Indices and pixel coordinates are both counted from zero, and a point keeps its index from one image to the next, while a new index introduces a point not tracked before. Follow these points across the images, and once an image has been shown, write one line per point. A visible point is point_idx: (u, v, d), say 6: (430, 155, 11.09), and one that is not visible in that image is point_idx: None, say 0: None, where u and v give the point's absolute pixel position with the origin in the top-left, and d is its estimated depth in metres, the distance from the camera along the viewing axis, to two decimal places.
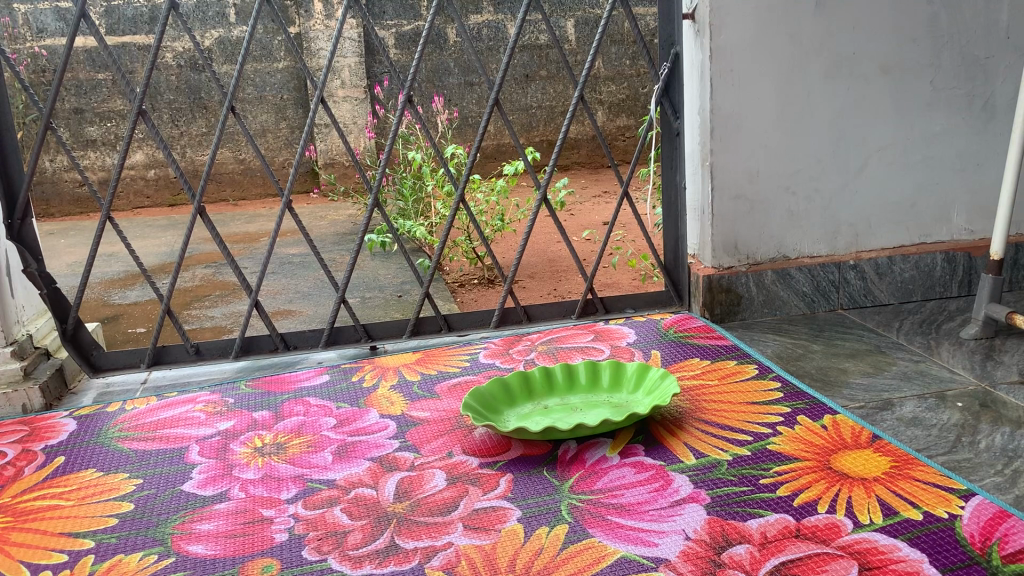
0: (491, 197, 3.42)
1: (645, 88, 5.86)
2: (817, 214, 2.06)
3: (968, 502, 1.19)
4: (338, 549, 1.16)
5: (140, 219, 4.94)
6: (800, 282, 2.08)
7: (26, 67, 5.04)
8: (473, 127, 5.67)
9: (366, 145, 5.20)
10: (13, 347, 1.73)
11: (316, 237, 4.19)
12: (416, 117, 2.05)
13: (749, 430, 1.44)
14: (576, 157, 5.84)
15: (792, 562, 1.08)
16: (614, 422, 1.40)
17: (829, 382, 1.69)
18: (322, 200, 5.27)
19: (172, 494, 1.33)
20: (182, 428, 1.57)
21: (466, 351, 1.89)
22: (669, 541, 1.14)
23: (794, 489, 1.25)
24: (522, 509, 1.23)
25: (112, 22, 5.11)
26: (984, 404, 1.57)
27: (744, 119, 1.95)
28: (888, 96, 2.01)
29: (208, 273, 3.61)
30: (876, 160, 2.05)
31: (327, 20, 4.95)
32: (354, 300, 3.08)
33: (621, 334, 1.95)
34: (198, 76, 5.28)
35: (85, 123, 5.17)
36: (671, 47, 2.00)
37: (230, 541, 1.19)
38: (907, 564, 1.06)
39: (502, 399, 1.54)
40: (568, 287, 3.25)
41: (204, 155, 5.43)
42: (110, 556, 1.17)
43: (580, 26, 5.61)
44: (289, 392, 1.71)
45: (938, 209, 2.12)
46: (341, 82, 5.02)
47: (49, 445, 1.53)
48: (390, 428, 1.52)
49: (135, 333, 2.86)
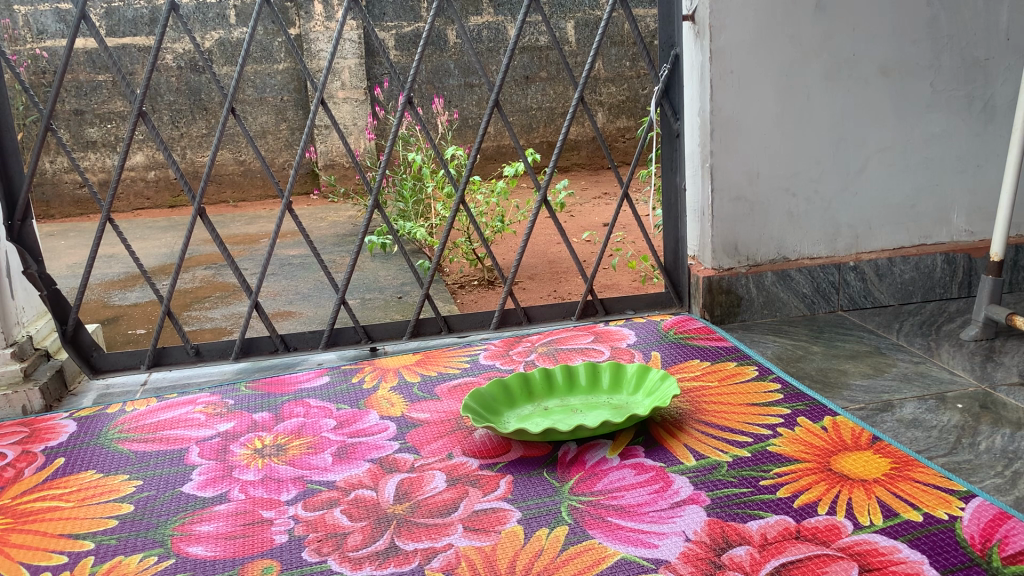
0: (491, 199, 3.41)
1: (645, 90, 5.87)
2: (817, 216, 2.06)
3: (968, 503, 1.19)
4: (338, 550, 1.16)
5: (141, 220, 4.96)
6: (800, 283, 2.08)
7: (27, 69, 5.06)
8: (473, 129, 5.68)
9: (366, 147, 5.21)
10: (13, 348, 1.73)
11: (316, 238, 4.20)
12: (416, 118, 2.04)
13: (749, 431, 1.44)
14: (576, 158, 5.85)
15: (792, 564, 1.08)
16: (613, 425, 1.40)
17: (829, 383, 1.69)
18: (322, 201, 5.27)
19: (172, 495, 1.33)
20: (183, 429, 1.57)
21: (466, 352, 1.89)
22: (669, 542, 1.14)
23: (794, 490, 1.25)
24: (522, 510, 1.24)
25: (112, 23, 5.12)
26: (984, 406, 1.56)
27: (744, 121, 1.96)
28: (888, 99, 2.01)
29: (208, 274, 3.61)
30: (876, 162, 2.05)
31: (327, 21, 4.95)
32: (354, 302, 3.08)
33: (621, 335, 1.95)
34: (198, 78, 5.28)
35: (85, 125, 5.17)
36: (671, 49, 2.01)
37: (230, 542, 1.19)
38: (907, 565, 1.06)
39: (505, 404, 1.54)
40: (568, 288, 3.25)
41: (204, 157, 5.43)
42: (110, 557, 1.17)
43: (580, 28, 5.62)
44: (289, 394, 1.71)
45: (938, 210, 2.12)
46: (341, 84, 5.02)
47: (49, 446, 1.54)
48: (390, 430, 1.52)
49: (136, 335, 2.86)
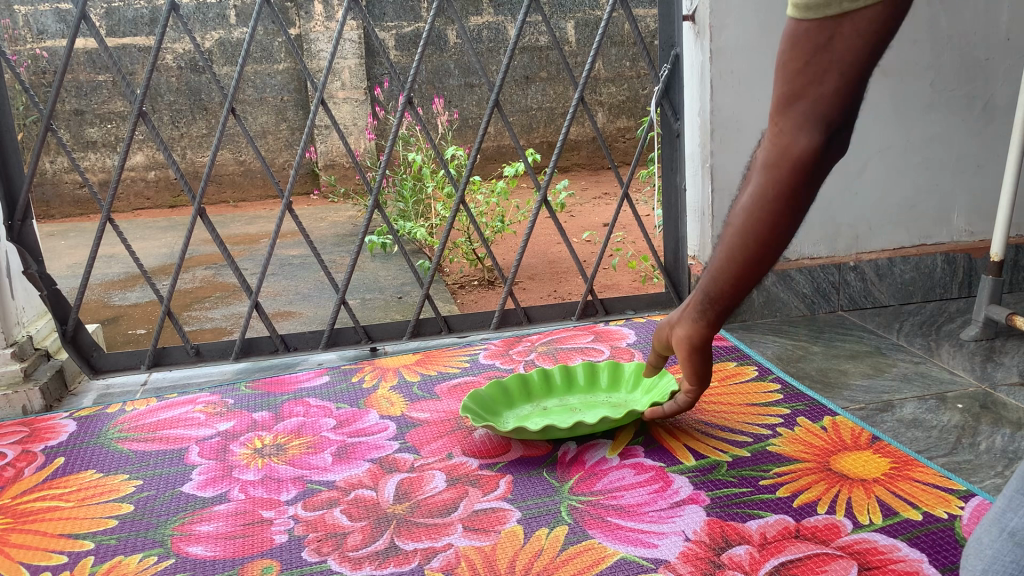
0: (492, 199, 3.40)
1: (645, 90, 5.88)
2: (818, 216, 2.06)
3: (968, 503, 1.19)
4: (338, 550, 1.16)
5: (142, 220, 4.97)
6: (800, 282, 2.08)
7: (26, 69, 5.05)
8: (473, 129, 5.68)
9: (366, 147, 5.21)
10: (13, 348, 1.73)
11: (316, 238, 4.20)
12: (416, 118, 2.04)
13: (749, 431, 1.44)
14: (576, 158, 5.85)
15: (792, 563, 1.08)
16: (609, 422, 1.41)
17: (830, 384, 1.69)
18: (322, 202, 5.27)
19: (172, 495, 1.33)
20: (183, 428, 1.57)
21: (466, 352, 1.89)
22: (669, 542, 1.14)
23: (794, 490, 1.25)
24: (522, 510, 1.24)
25: (112, 23, 5.12)
26: (985, 406, 1.56)
27: (744, 121, 1.95)
28: (887, 101, 2.01)
29: (209, 274, 3.62)
30: (876, 163, 2.05)
31: (327, 21, 4.95)
32: (354, 302, 3.08)
33: (621, 334, 1.95)
34: (198, 78, 5.28)
35: (85, 125, 5.17)
36: (671, 49, 2.01)
37: (230, 542, 1.19)
38: (906, 564, 1.06)
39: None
40: (568, 288, 3.26)
41: (205, 157, 5.43)
42: (109, 557, 1.17)
43: (580, 28, 5.62)
44: (289, 393, 1.71)
45: (938, 209, 2.12)
46: (341, 84, 5.03)
47: (49, 445, 1.54)
48: (390, 430, 1.52)
49: (136, 335, 2.86)
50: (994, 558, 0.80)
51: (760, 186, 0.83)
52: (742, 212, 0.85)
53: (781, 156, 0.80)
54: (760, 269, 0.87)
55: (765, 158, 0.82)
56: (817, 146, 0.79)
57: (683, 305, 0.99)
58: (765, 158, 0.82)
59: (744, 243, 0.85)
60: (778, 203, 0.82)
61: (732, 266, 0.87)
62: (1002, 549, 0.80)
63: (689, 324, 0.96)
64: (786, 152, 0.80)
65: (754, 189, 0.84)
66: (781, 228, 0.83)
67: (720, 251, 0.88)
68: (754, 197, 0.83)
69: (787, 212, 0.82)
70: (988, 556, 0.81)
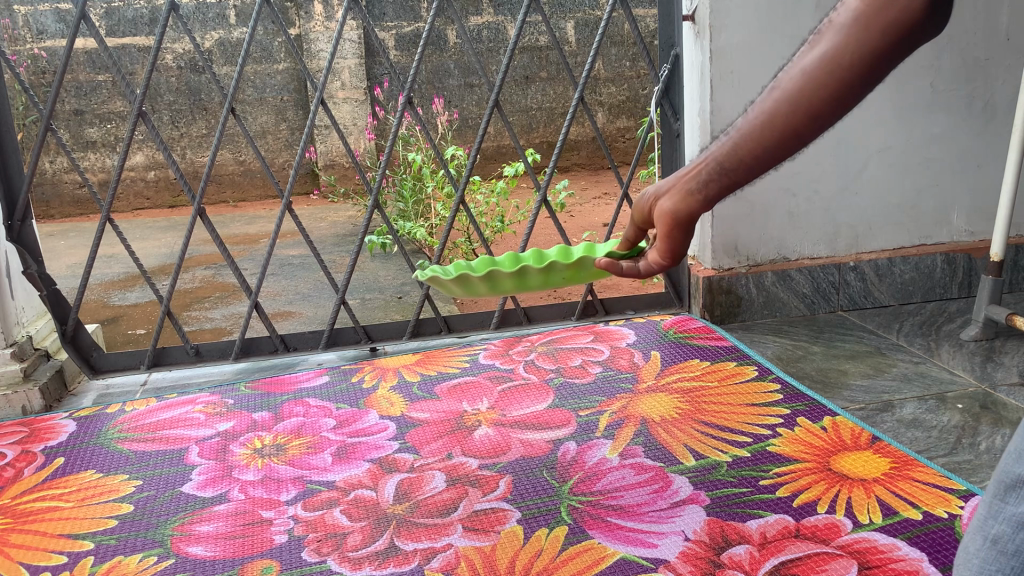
0: (492, 198, 3.40)
1: (645, 90, 5.88)
2: (817, 216, 2.06)
3: (967, 502, 1.19)
4: (338, 550, 1.16)
5: (142, 219, 4.97)
6: (800, 282, 2.08)
7: (26, 69, 5.05)
8: (473, 129, 5.68)
9: (366, 147, 5.21)
10: (13, 348, 1.73)
11: (316, 238, 4.20)
12: (416, 118, 2.03)
13: (748, 432, 1.44)
14: (576, 158, 5.86)
15: (791, 562, 1.07)
16: (565, 272, 1.19)
17: (829, 384, 1.69)
18: (322, 202, 5.28)
19: (172, 495, 1.33)
20: (183, 428, 1.57)
21: (466, 352, 1.89)
22: (669, 541, 1.14)
23: (794, 490, 1.24)
24: (522, 510, 1.24)
25: (112, 23, 5.12)
26: (985, 406, 1.56)
27: None
28: (887, 101, 2.01)
29: (208, 274, 3.62)
30: (876, 162, 2.05)
31: (327, 21, 4.95)
32: (354, 302, 3.08)
33: (621, 334, 1.96)
34: (198, 78, 5.28)
35: (85, 125, 5.17)
36: (671, 49, 1.99)
37: (230, 542, 1.19)
38: (906, 563, 1.06)
39: (514, 415, 1.55)
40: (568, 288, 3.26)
41: (204, 157, 5.43)
42: (110, 557, 1.17)
43: (580, 28, 5.62)
44: (289, 393, 1.71)
45: (938, 210, 2.12)
46: (341, 84, 5.03)
47: (49, 445, 1.54)
48: (390, 430, 1.52)
49: (136, 335, 2.86)
50: (980, 570, 0.66)
51: (830, 53, 0.75)
52: (797, 79, 0.78)
53: (871, 20, 0.72)
54: (795, 145, 0.82)
55: (849, 18, 0.73)
56: (916, 13, 0.70)
57: (681, 170, 0.93)
58: (847, 20, 0.74)
59: (794, 113, 0.79)
60: (846, 76, 0.75)
61: (755, 144, 0.83)
62: (988, 558, 0.65)
63: (678, 198, 0.92)
64: (878, 14, 0.72)
65: (822, 53, 0.76)
66: (833, 111, 0.77)
67: (759, 112, 0.82)
68: (819, 64, 0.76)
69: (850, 86, 0.75)
70: (974, 567, 0.66)
